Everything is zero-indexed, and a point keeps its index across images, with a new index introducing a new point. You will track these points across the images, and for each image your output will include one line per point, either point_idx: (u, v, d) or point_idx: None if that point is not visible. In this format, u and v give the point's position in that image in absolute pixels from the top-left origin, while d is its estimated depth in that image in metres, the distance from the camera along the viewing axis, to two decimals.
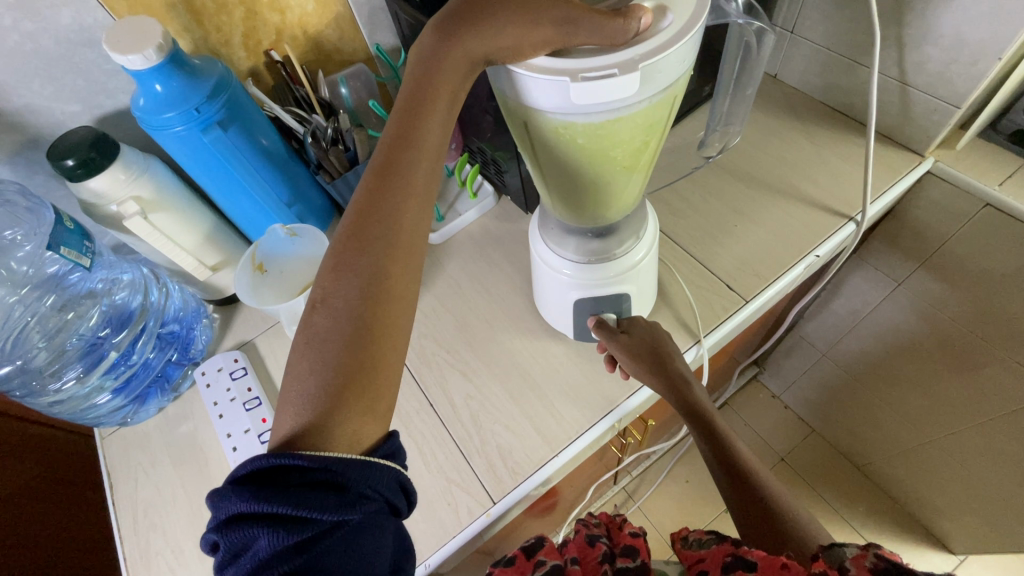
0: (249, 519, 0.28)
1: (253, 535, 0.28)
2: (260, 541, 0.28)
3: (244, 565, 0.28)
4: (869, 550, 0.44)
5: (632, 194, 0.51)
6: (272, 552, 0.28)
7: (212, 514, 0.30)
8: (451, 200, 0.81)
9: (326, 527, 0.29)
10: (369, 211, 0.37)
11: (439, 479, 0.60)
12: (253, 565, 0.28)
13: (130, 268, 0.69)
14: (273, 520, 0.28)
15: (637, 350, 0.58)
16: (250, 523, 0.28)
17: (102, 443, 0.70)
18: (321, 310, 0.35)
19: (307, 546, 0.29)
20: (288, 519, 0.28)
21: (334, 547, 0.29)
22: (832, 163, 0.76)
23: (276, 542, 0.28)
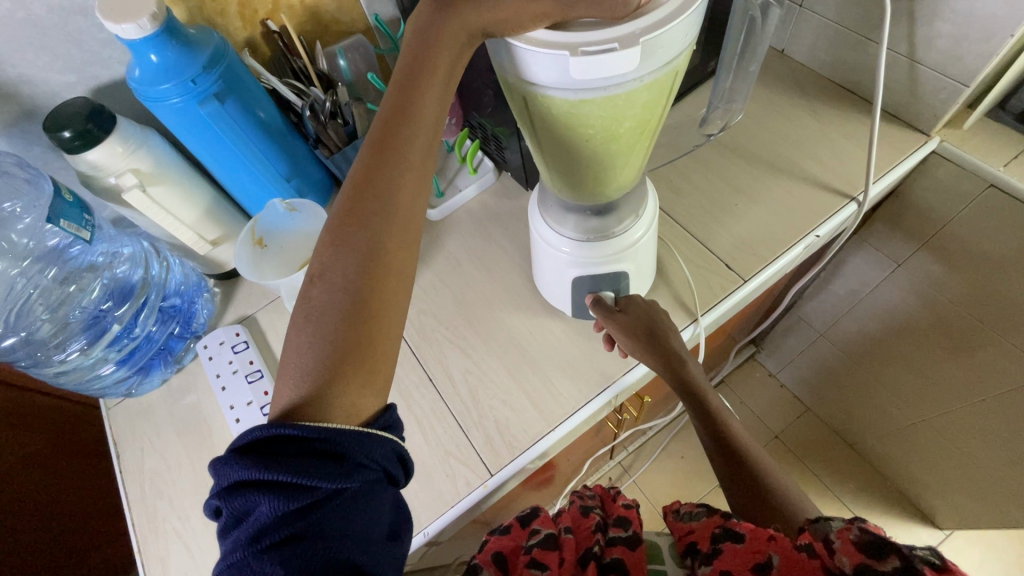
0: (251, 486, 0.29)
1: (254, 501, 0.29)
2: (261, 507, 0.29)
3: (246, 530, 0.29)
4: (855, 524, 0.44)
5: (632, 172, 0.51)
6: (274, 517, 0.29)
7: (214, 480, 0.31)
8: (451, 175, 0.81)
9: (325, 494, 0.30)
10: (366, 186, 0.37)
11: (437, 452, 0.62)
12: (255, 530, 0.29)
13: (130, 241, 0.69)
14: (274, 487, 0.29)
15: (632, 331, 0.59)
16: (252, 490, 0.29)
17: (107, 413, 0.71)
18: (319, 284, 0.36)
19: (307, 512, 0.29)
20: (288, 487, 0.29)
21: (334, 513, 0.30)
22: (836, 142, 0.75)
23: (278, 507, 0.29)
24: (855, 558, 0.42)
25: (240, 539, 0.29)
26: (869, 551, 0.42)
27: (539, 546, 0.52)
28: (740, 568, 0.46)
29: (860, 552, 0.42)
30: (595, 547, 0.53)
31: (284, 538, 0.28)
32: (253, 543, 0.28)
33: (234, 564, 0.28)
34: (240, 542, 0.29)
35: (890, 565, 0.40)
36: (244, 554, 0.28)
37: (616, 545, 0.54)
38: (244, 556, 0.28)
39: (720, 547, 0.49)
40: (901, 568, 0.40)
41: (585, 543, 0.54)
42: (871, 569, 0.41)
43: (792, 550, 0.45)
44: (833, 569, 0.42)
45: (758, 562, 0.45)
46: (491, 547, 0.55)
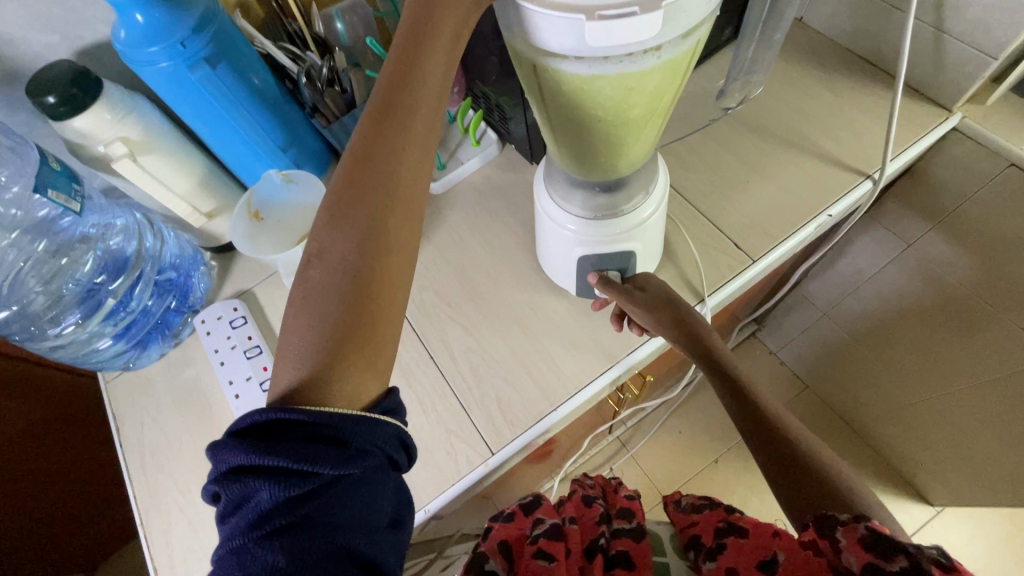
0: (250, 471, 0.29)
1: (253, 487, 0.28)
2: (260, 493, 0.28)
3: (246, 515, 0.28)
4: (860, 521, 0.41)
5: (645, 148, 0.48)
6: (274, 504, 0.28)
7: (212, 465, 0.30)
8: (453, 147, 0.78)
9: (327, 481, 0.29)
10: (364, 160, 0.35)
11: (438, 429, 0.62)
12: (255, 515, 0.28)
13: (123, 213, 0.67)
14: (273, 473, 0.28)
15: (654, 305, 0.58)
16: (251, 476, 0.28)
17: (105, 386, 0.70)
18: (316, 266, 0.34)
19: (309, 498, 0.29)
20: (288, 472, 0.29)
21: (336, 498, 0.29)
22: (854, 117, 0.72)
23: (278, 494, 0.28)
24: (862, 557, 0.39)
25: (240, 525, 0.28)
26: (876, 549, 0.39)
27: (544, 537, 0.51)
28: (746, 563, 0.48)
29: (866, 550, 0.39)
30: (600, 539, 0.54)
31: (285, 525, 0.28)
32: (253, 529, 0.28)
33: (234, 551, 0.28)
34: (240, 528, 0.28)
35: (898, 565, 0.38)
36: (243, 541, 0.28)
37: (621, 537, 0.55)
38: (243, 543, 0.28)
39: (724, 544, 0.52)
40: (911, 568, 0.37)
41: (589, 535, 0.55)
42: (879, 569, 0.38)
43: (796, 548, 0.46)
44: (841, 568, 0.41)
45: (763, 558, 0.47)
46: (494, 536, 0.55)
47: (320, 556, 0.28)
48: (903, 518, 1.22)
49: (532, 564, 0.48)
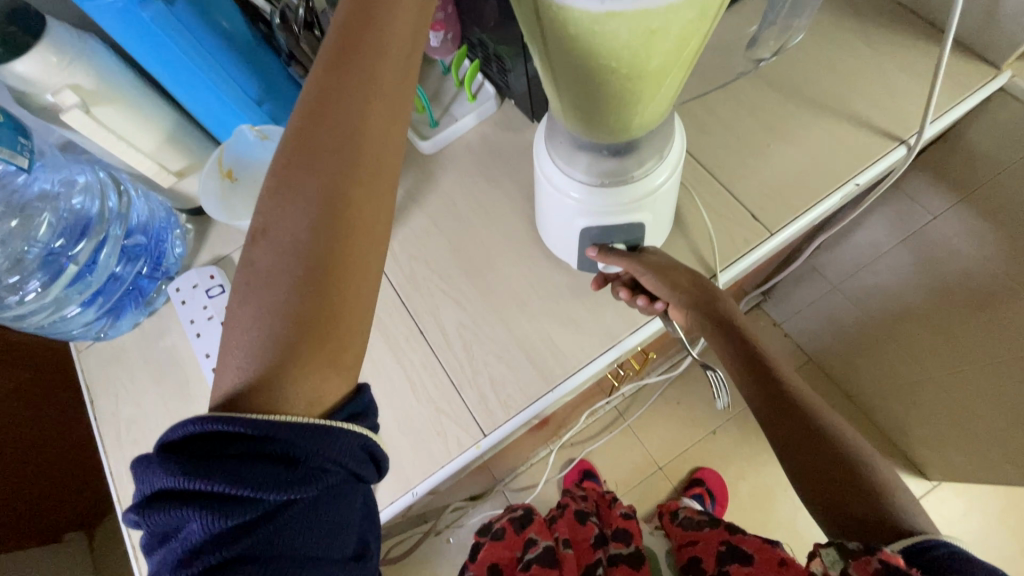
0: (178, 498, 0.26)
1: (181, 518, 0.25)
2: (190, 525, 0.25)
3: (176, 548, 0.26)
4: (873, 554, 0.39)
5: (661, 105, 0.42)
6: (205, 538, 0.25)
7: (138, 486, 0.27)
8: (447, 103, 0.72)
9: (270, 508, 0.26)
10: (322, 113, 0.30)
11: (427, 408, 0.58)
12: (186, 548, 0.25)
13: (84, 170, 0.62)
14: (203, 503, 0.25)
15: (671, 276, 0.52)
16: (178, 505, 0.25)
17: (78, 356, 0.67)
18: (262, 244, 0.30)
19: (250, 528, 0.26)
20: (225, 500, 0.26)
21: (283, 526, 0.27)
22: (891, 75, 0.65)
23: (209, 527, 0.25)
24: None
25: (168, 559, 0.26)
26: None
27: (537, 564, 0.59)
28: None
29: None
30: (598, 569, 0.60)
31: (219, 562, 0.25)
32: (183, 565, 0.25)
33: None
34: (169, 560, 0.26)
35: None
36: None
37: (619, 565, 0.61)
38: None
39: (727, 570, 0.54)
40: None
41: (587, 561, 0.62)
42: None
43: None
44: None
45: None
46: (486, 559, 0.63)
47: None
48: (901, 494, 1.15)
49: None
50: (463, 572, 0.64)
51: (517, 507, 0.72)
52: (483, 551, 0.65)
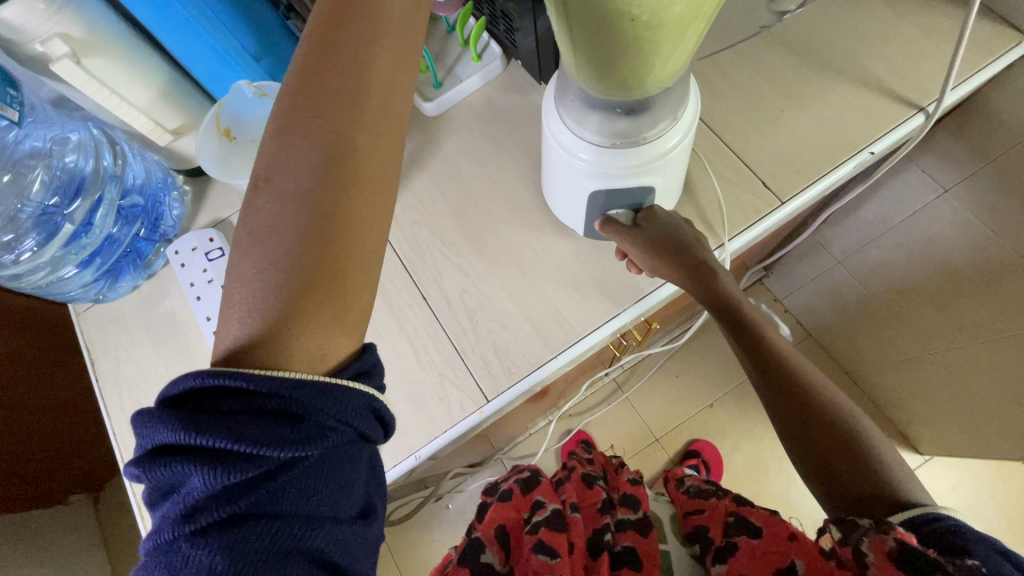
0: (180, 454, 0.26)
1: (184, 472, 0.26)
2: (192, 480, 0.26)
3: (179, 504, 0.26)
4: (888, 533, 0.39)
5: (678, 60, 0.40)
6: (208, 493, 0.26)
7: (140, 443, 0.28)
8: (450, 62, 0.69)
9: (273, 464, 0.27)
10: (323, 58, 0.31)
11: (430, 374, 0.58)
12: (189, 503, 0.26)
13: (77, 127, 0.60)
14: (205, 458, 0.26)
15: (663, 246, 0.51)
16: (181, 460, 0.26)
17: (77, 318, 0.66)
18: (265, 190, 0.31)
19: (254, 486, 0.26)
20: (228, 457, 0.26)
21: (288, 485, 0.27)
22: (913, 38, 0.63)
23: (211, 482, 0.26)
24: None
25: (170, 515, 0.26)
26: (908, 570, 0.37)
27: (547, 528, 0.55)
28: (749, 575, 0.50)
29: (897, 569, 0.37)
30: (606, 535, 0.58)
31: (222, 518, 0.26)
32: (186, 520, 0.26)
33: (164, 544, 0.26)
34: (173, 516, 0.26)
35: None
36: (175, 534, 0.25)
37: (626, 531, 0.59)
38: (174, 537, 0.26)
39: (734, 544, 0.53)
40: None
41: (594, 525, 0.60)
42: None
43: (814, 555, 0.46)
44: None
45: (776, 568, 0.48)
46: (493, 519, 0.59)
47: (264, 552, 0.26)
48: None
49: (536, 557, 0.51)
50: (470, 531, 0.60)
51: (522, 468, 0.69)
52: (489, 512, 0.61)
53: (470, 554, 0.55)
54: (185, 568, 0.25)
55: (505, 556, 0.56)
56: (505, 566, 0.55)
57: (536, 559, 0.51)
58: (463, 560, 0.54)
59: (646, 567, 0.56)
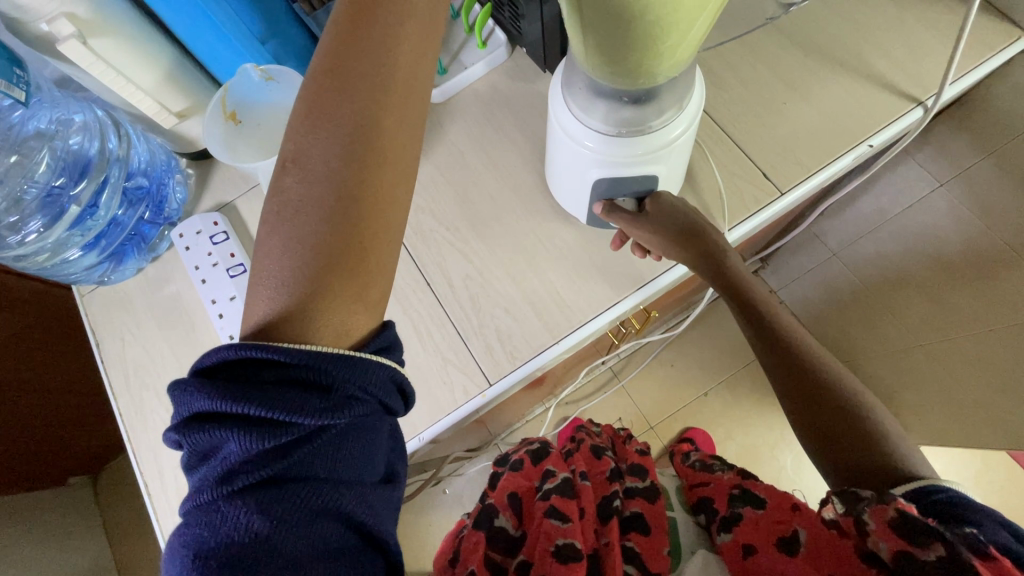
0: (217, 420, 0.27)
1: (221, 438, 0.27)
2: (230, 445, 0.27)
3: (215, 468, 0.27)
4: (890, 503, 0.39)
5: (685, 51, 0.41)
6: (244, 457, 0.27)
7: (175, 410, 0.29)
8: (456, 49, 0.69)
9: (307, 431, 0.28)
10: (349, 44, 0.32)
11: (434, 359, 0.59)
12: (225, 467, 0.27)
13: (81, 108, 0.60)
14: (242, 424, 0.27)
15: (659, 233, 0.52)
16: (219, 426, 0.27)
17: (81, 300, 0.66)
18: (291, 171, 0.32)
19: (286, 451, 0.28)
20: (262, 424, 0.27)
21: (317, 452, 0.28)
22: (914, 33, 0.64)
23: (248, 446, 0.27)
24: (893, 543, 0.38)
25: (208, 478, 0.27)
26: (907, 535, 0.38)
27: (557, 494, 0.53)
28: (764, 542, 0.47)
29: (897, 536, 0.38)
30: (615, 501, 0.56)
31: (257, 481, 0.27)
32: (223, 483, 0.27)
33: (202, 506, 0.27)
34: (208, 479, 0.27)
35: (934, 554, 0.37)
36: (212, 496, 0.27)
37: (635, 498, 0.57)
38: (212, 499, 0.27)
39: (739, 515, 0.51)
40: (947, 557, 0.36)
41: (603, 492, 0.58)
42: (912, 557, 0.37)
43: (818, 525, 0.45)
44: (870, 552, 0.40)
45: (783, 536, 0.47)
46: (505, 487, 0.58)
47: (299, 513, 0.27)
48: None
49: (545, 520, 0.49)
50: (482, 497, 0.58)
51: (533, 441, 0.68)
52: (501, 480, 0.60)
53: (481, 518, 0.53)
54: (225, 527, 0.26)
55: (518, 521, 0.54)
56: (518, 530, 0.53)
57: (548, 523, 0.49)
58: (475, 524, 0.52)
59: (655, 531, 0.52)
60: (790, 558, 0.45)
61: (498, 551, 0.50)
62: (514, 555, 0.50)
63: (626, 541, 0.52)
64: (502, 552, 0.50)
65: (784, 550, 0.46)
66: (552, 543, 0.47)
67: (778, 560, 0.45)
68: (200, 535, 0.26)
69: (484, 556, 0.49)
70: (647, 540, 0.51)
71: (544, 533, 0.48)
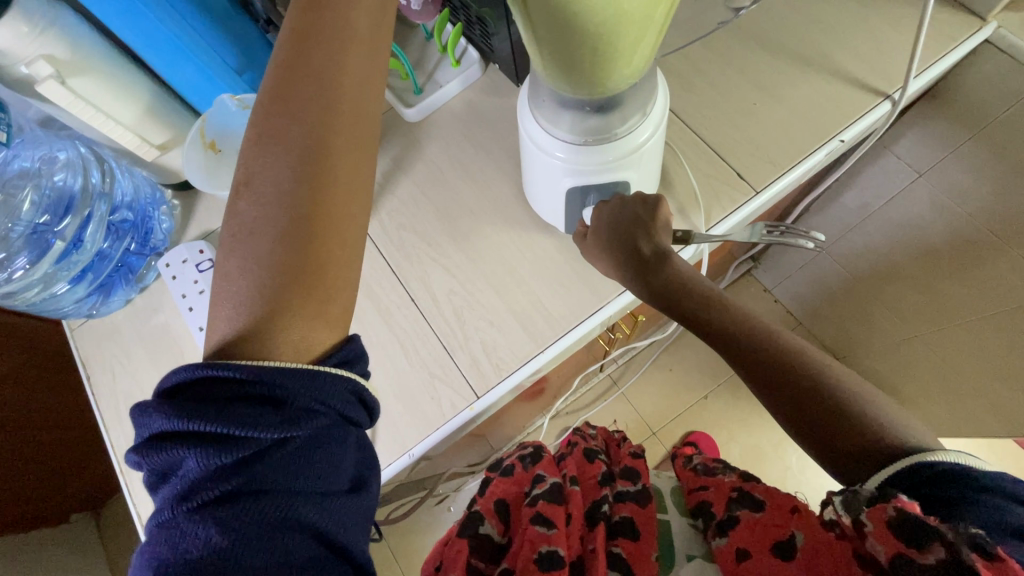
0: (177, 438, 0.28)
1: (180, 456, 0.28)
2: (188, 462, 0.28)
3: (175, 486, 0.28)
4: (890, 502, 0.39)
5: (641, 59, 0.42)
6: (204, 473, 0.28)
7: (138, 432, 0.30)
8: (430, 69, 0.71)
9: (265, 445, 0.28)
10: (300, 69, 0.33)
11: (421, 374, 0.59)
12: (185, 484, 0.28)
13: (65, 146, 0.61)
14: (200, 440, 0.28)
15: (627, 235, 0.51)
16: (178, 444, 0.28)
17: (72, 334, 0.67)
18: (249, 198, 0.33)
19: (245, 466, 0.28)
20: (218, 440, 0.28)
21: (276, 466, 0.28)
22: (877, 29, 0.65)
23: (207, 462, 0.28)
24: (891, 547, 0.38)
25: (170, 496, 0.28)
26: (906, 538, 0.37)
27: (544, 500, 0.53)
28: (758, 544, 0.47)
29: (896, 539, 0.37)
30: (604, 506, 0.55)
31: (216, 497, 0.27)
32: (183, 500, 0.27)
33: (165, 523, 0.28)
34: (170, 497, 0.28)
35: (934, 557, 0.36)
36: (174, 513, 0.27)
37: (624, 501, 0.56)
38: (174, 516, 0.27)
39: (736, 517, 0.51)
40: (947, 561, 0.35)
41: (593, 497, 0.57)
42: (911, 560, 0.36)
43: (817, 530, 0.45)
44: (870, 557, 0.39)
45: (780, 540, 0.46)
46: (493, 494, 0.58)
47: (258, 526, 0.27)
48: None
49: (531, 528, 0.49)
50: (470, 506, 0.58)
51: (526, 446, 0.66)
52: (490, 487, 0.60)
53: (466, 524, 0.53)
54: (185, 544, 0.27)
55: (504, 529, 0.54)
56: (504, 538, 0.53)
57: (533, 530, 0.49)
58: (460, 530, 0.53)
59: (644, 536, 0.52)
60: (784, 560, 0.45)
61: (482, 559, 0.50)
62: (498, 563, 0.51)
63: (613, 546, 0.51)
64: (486, 560, 0.51)
65: (779, 554, 0.45)
66: (536, 551, 0.46)
67: (772, 561, 0.45)
68: (163, 551, 0.27)
69: (467, 563, 0.49)
70: (635, 545, 0.51)
71: (528, 541, 0.48)
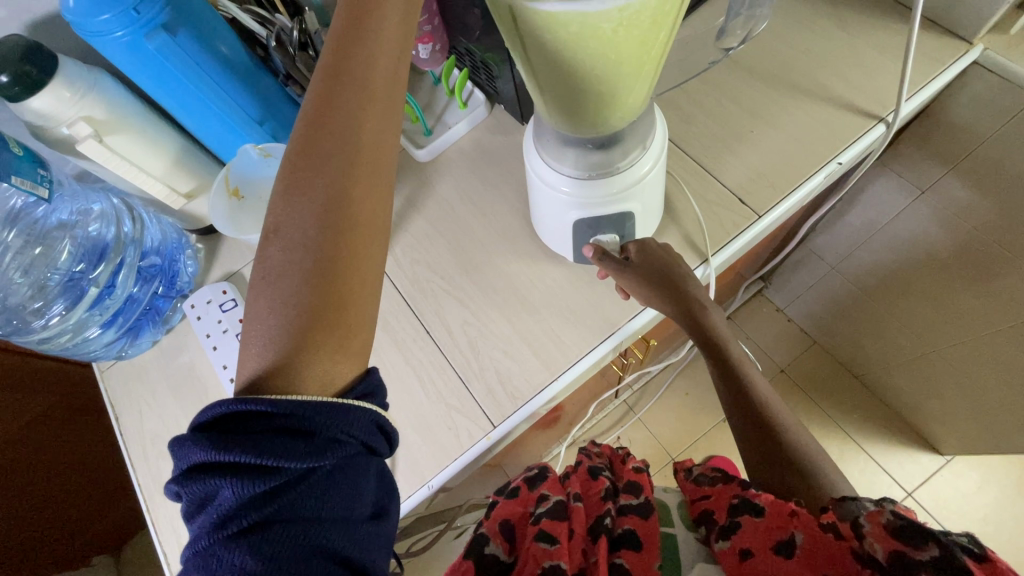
0: (213, 469, 0.30)
1: (216, 485, 0.29)
2: (224, 491, 0.29)
3: (211, 515, 0.29)
4: (886, 507, 0.41)
5: (637, 98, 0.45)
6: (238, 503, 0.29)
7: (175, 464, 0.31)
8: (439, 111, 0.75)
9: (295, 474, 0.30)
10: (320, 123, 0.36)
11: (438, 405, 0.60)
12: (220, 512, 0.29)
13: (99, 198, 0.66)
14: (235, 470, 0.30)
15: (646, 275, 0.54)
16: (214, 474, 0.29)
17: (101, 375, 0.69)
18: (275, 242, 0.35)
19: (275, 495, 0.30)
20: (252, 470, 0.29)
21: (306, 494, 0.30)
22: (865, 56, 0.67)
23: (240, 492, 0.29)
24: (888, 546, 0.38)
25: (206, 525, 0.29)
26: (903, 537, 0.38)
27: (547, 518, 0.53)
28: (761, 546, 0.45)
29: (894, 539, 0.38)
30: (606, 519, 0.55)
31: (251, 524, 0.29)
32: (218, 528, 0.29)
33: (202, 551, 0.29)
34: (205, 526, 0.29)
35: (928, 554, 0.37)
36: (210, 541, 0.29)
37: (629, 515, 0.55)
38: (210, 543, 0.29)
39: (739, 521, 0.49)
40: (940, 558, 0.37)
41: (595, 512, 0.57)
42: (906, 557, 0.37)
43: (817, 530, 0.44)
44: (866, 555, 0.40)
45: (780, 540, 0.45)
46: (499, 515, 0.58)
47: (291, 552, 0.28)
48: (913, 470, 1.14)
49: (536, 545, 0.49)
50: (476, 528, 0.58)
51: (530, 466, 0.67)
52: (495, 508, 0.60)
53: (471, 545, 0.53)
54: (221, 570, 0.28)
55: (510, 547, 0.54)
56: (509, 557, 0.53)
57: (537, 547, 0.49)
58: (465, 553, 0.52)
59: (647, 547, 0.52)
60: (786, 559, 0.43)
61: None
62: None
63: (616, 558, 0.51)
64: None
65: (780, 554, 0.44)
66: (541, 566, 0.47)
67: (774, 563, 0.44)
68: None
69: None
70: (637, 556, 0.50)
71: (532, 558, 0.48)
